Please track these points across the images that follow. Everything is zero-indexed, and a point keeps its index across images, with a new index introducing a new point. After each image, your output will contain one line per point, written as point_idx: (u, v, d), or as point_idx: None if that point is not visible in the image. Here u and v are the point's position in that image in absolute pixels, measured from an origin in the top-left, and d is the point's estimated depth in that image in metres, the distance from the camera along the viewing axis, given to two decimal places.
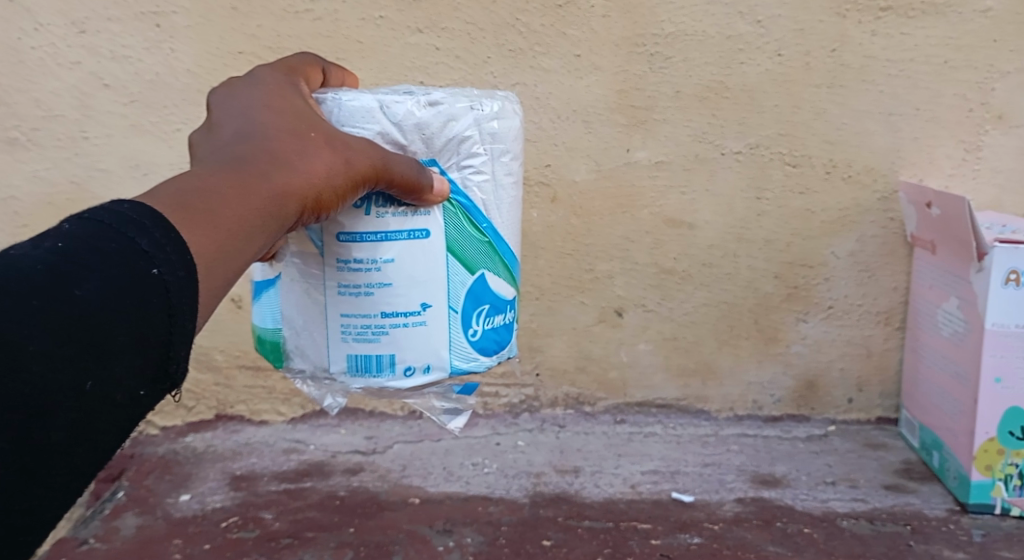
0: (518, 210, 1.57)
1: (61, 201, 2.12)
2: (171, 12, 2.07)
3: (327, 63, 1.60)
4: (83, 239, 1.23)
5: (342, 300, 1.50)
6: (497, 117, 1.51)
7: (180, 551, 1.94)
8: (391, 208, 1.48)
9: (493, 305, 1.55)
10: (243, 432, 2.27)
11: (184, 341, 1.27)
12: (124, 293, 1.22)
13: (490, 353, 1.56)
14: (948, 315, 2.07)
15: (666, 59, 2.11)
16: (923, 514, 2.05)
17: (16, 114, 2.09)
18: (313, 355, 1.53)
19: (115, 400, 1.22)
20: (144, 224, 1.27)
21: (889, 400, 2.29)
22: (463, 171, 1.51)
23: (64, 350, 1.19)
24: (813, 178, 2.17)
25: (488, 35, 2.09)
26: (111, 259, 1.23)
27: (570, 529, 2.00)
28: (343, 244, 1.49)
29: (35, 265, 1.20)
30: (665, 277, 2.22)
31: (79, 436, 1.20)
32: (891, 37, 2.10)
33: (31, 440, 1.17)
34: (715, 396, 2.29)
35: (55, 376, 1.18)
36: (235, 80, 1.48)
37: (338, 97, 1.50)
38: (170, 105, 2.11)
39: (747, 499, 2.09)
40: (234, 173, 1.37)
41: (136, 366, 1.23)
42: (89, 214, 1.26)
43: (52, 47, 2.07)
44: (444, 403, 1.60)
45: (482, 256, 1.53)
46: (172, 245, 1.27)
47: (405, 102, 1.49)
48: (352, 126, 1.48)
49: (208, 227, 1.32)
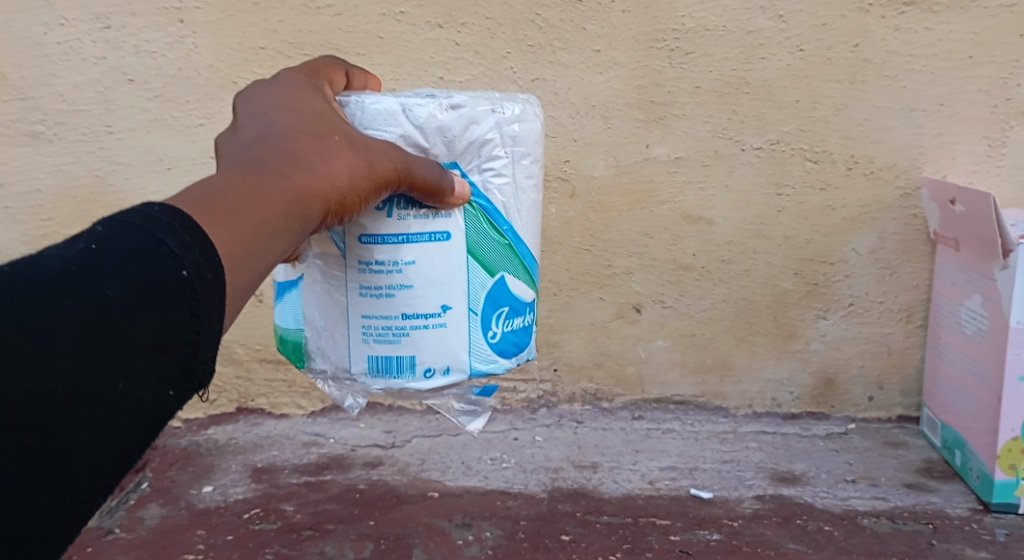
0: (540, 213, 1.58)
1: (85, 195, 2.15)
2: (193, 7, 2.09)
3: (350, 66, 1.61)
4: (111, 241, 1.25)
5: (363, 301, 1.51)
6: (518, 120, 1.52)
7: (203, 541, 1.97)
8: (412, 210, 1.49)
9: (512, 307, 1.56)
10: (263, 425, 2.29)
11: (210, 342, 1.27)
12: (148, 294, 1.23)
13: (509, 355, 1.56)
14: (971, 313, 2.05)
15: (685, 54, 2.10)
16: (945, 513, 2.03)
17: (41, 108, 2.12)
18: (334, 356, 1.55)
19: (139, 399, 1.23)
20: (170, 225, 1.27)
21: (910, 398, 2.28)
22: (484, 174, 1.51)
23: (91, 349, 1.21)
24: (833, 174, 2.15)
25: (507, 31, 2.10)
26: (137, 260, 1.24)
27: (588, 524, 2.00)
28: (365, 246, 1.50)
29: (66, 266, 1.23)
30: (683, 273, 2.21)
31: (105, 435, 1.21)
32: (913, 32, 2.09)
33: (54, 437, 1.19)
34: (733, 392, 2.28)
35: (80, 375, 1.20)
36: (259, 82, 1.49)
37: (360, 99, 1.50)
38: (192, 100, 2.13)
39: (765, 497, 2.09)
40: (258, 175, 1.38)
41: (161, 366, 1.24)
42: (119, 216, 1.27)
43: (76, 43, 2.10)
44: (464, 405, 1.61)
45: (501, 258, 1.54)
46: (198, 247, 1.27)
47: (428, 105, 1.49)
48: (374, 128, 1.49)
49: (232, 226, 1.32)
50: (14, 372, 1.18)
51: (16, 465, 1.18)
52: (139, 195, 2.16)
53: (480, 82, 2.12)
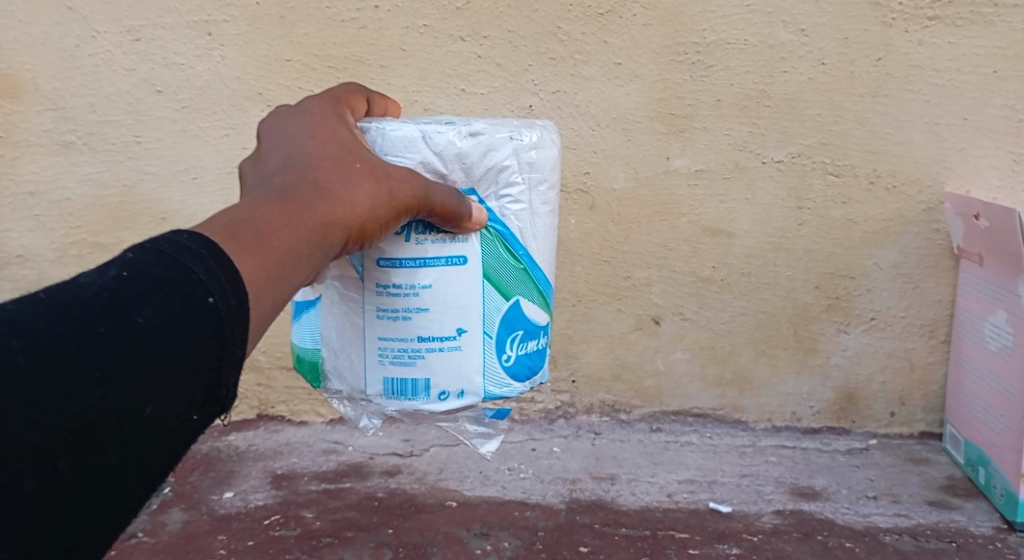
0: (555, 237, 1.59)
1: (114, 204, 2.19)
2: (222, 20, 2.12)
3: (371, 92, 1.64)
4: (141, 266, 1.25)
5: (380, 323, 1.52)
6: (535, 147, 1.53)
7: (224, 546, 1.99)
8: (430, 235, 1.51)
9: (527, 331, 1.57)
10: (283, 431, 2.31)
11: (235, 368, 1.27)
12: (178, 320, 1.24)
13: (523, 379, 1.58)
14: (996, 328, 2.03)
15: (706, 67, 2.10)
16: (968, 531, 2.02)
17: (72, 118, 2.15)
18: (350, 377, 1.56)
19: (166, 425, 1.23)
20: (199, 252, 1.27)
21: (932, 415, 2.26)
22: (501, 201, 1.53)
23: (122, 375, 1.21)
24: (855, 188, 2.15)
25: (529, 44, 2.11)
26: (166, 286, 1.24)
27: (606, 536, 2.00)
28: (383, 269, 1.51)
29: (98, 292, 1.23)
30: (703, 285, 2.21)
31: (133, 460, 1.22)
32: (937, 46, 2.08)
33: (86, 462, 1.19)
34: (752, 406, 2.28)
35: (112, 400, 1.20)
36: (284, 111, 1.52)
37: (381, 127, 1.53)
38: (219, 112, 2.16)
39: (785, 511, 2.08)
40: (283, 203, 1.39)
41: (187, 391, 1.24)
42: (149, 242, 1.27)
43: (108, 55, 2.13)
44: (477, 427, 1.63)
45: (517, 282, 1.55)
46: (225, 274, 1.28)
47: (446, 132, 1.51)
48: (394, 155, 1.51)
49: (259, 255, 1.33)
50: (48, 398, 1.18)
51: (49, 488, 1.18)
52: (167, 205, 2.20)
53: (503, 95, 2.13)
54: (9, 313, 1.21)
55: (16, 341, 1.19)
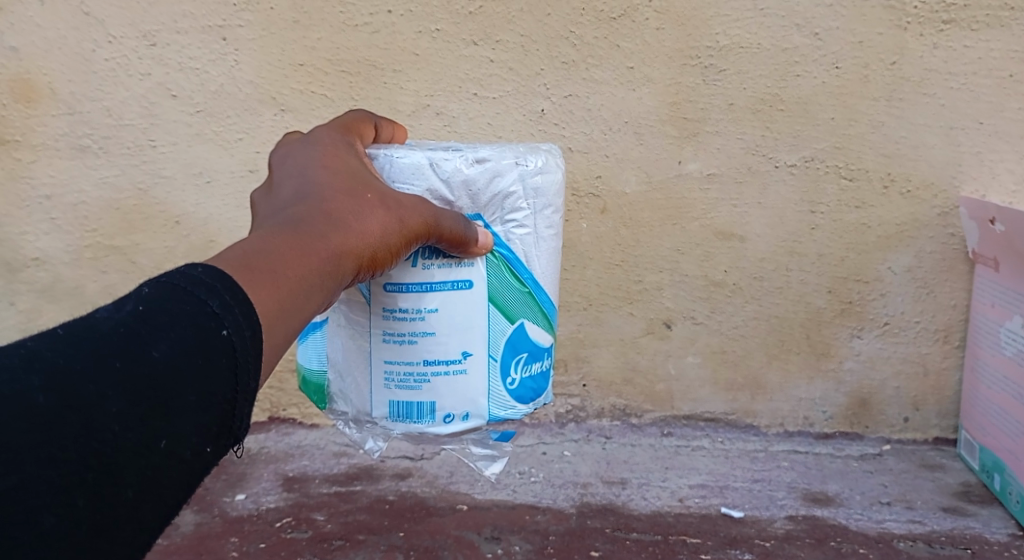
0: (560, 259, 1.60)
1: (129, 207, 2.20)
2: (236, 25, 2.13)
3: (377, 118, 1.63)
4: (157, 301, 1.27)
5: (387, 347, 1.52)
6: (540, 172, 1.53)
7: (236, 549, 1.99)
8: (436, 260, 1.51)
9: (531, 353, 1.57)
10: (295, 434, 2.32)
11: (248, 399, 1.29)
12: (193, 354, 1.26)
13: (527, 401, 1.58)
14: (1011, 334, 2.02)
15: (719, 71, 2.10)
16: (983, 538, 2.00)
17: (88, 122, 2.16)
18: (356, 400, 1.56)
19: (180, 457, 1.25)
20: (213, 286, 1.29)
21: (947, 420, 2.25)
22: (506, 225, 1.53)
23: (138, 408, 1.23)
24: (869, 192, 2.13)
25: (542, 48, 2.11)
26: (181, 320, 1.26)
27: (617, 540, 2.00)
28: (390, 294, 1.51)
29: (115, 327, 1.25)
30: (715, 289, 2.20)
31: (149, 493, 1.24)
32: (952, 49, 2.07)
33: (102, 496, 1.21)
34: (764, 411, 2.26)
35: (128, 434, 1.22)
36: (295, 140, 1.53)
37: (390, 153, 1.53)
38: (233, 115, 2.17)
39: (798, 517, 2.06)
40: (295, 234, 1.40)
41: (202, 424, 1.26)
42: (165, 277, 1.29)
43: (123, 59, 2.14)
44: (482, 449, 1.64)
45: (521, 305, 1.55)
46: (239, 306, 1.30)
47: (454, 159, 1.51)
48: (401, 182, 1.51)
49: (269, 286, 1.34)
50: (65, 434, 1.20)
51: (68, 523, 1.20)
52: (181, 208, 2.21)
53: (514, 99, 2.13)
54: (29, 350, 1.23)
55: (35, 378, 1.21)
